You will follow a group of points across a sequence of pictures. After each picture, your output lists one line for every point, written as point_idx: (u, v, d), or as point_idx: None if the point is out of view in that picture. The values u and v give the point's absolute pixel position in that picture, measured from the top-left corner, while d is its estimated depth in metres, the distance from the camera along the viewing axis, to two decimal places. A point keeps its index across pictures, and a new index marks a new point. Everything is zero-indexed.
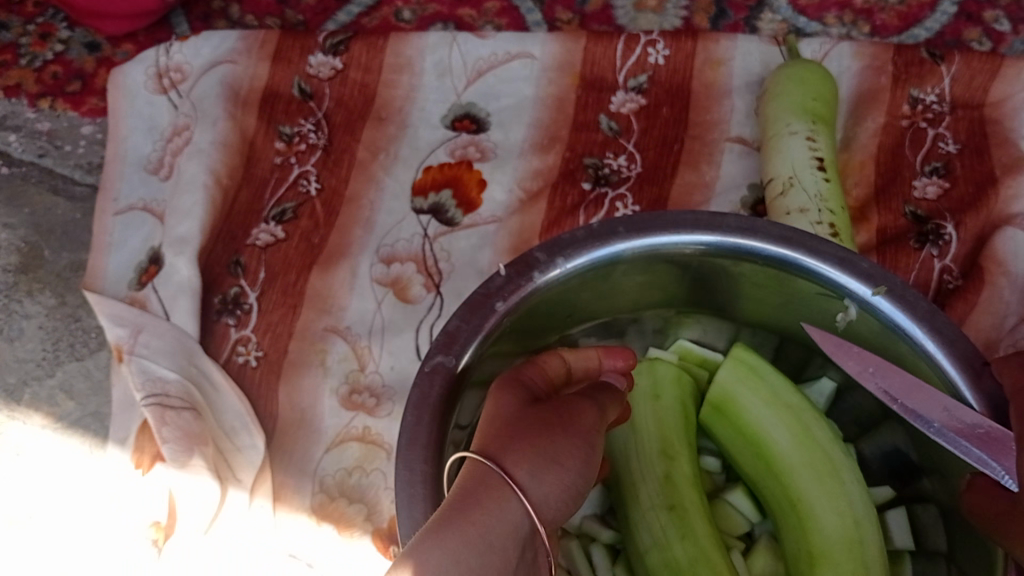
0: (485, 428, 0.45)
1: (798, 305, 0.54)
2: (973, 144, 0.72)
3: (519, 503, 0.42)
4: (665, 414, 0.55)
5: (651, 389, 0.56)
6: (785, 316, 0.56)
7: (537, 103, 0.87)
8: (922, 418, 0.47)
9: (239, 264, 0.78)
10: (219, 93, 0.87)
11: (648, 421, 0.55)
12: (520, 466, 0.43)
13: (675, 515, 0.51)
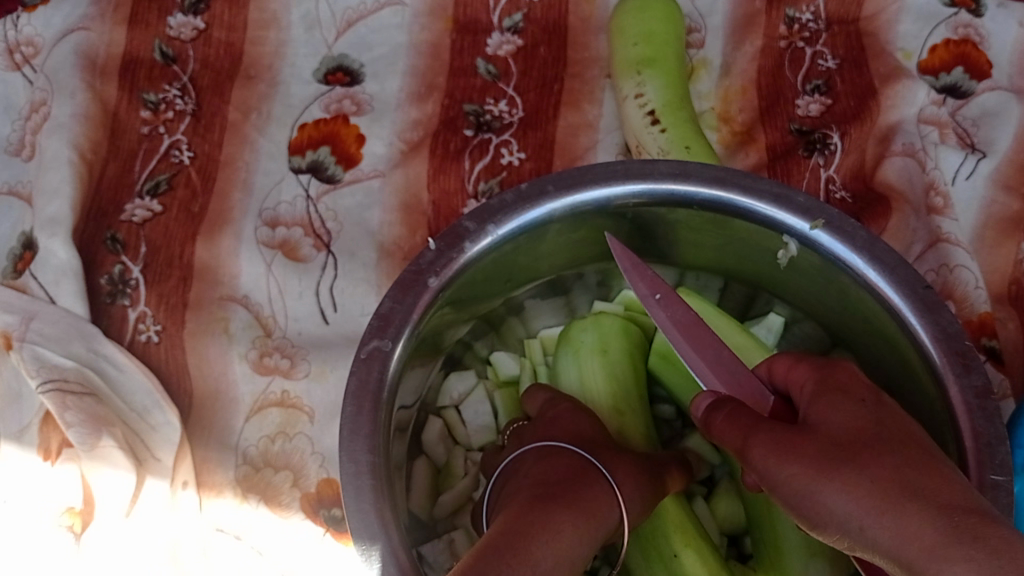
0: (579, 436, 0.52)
1: (737, 247, 0.57)
2: (851, 58, 0.75)
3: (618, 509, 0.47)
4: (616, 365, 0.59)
5: (599, 343, 0.59)
6: (726, 258, 0.59)
7: (410, 50, 0.82)
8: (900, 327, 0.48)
9: (116, 240, 0.74)
10: (74, 63, 0.81)
11: (601, 373, 0.58)
12: (624, 477, 0.49)
13: None
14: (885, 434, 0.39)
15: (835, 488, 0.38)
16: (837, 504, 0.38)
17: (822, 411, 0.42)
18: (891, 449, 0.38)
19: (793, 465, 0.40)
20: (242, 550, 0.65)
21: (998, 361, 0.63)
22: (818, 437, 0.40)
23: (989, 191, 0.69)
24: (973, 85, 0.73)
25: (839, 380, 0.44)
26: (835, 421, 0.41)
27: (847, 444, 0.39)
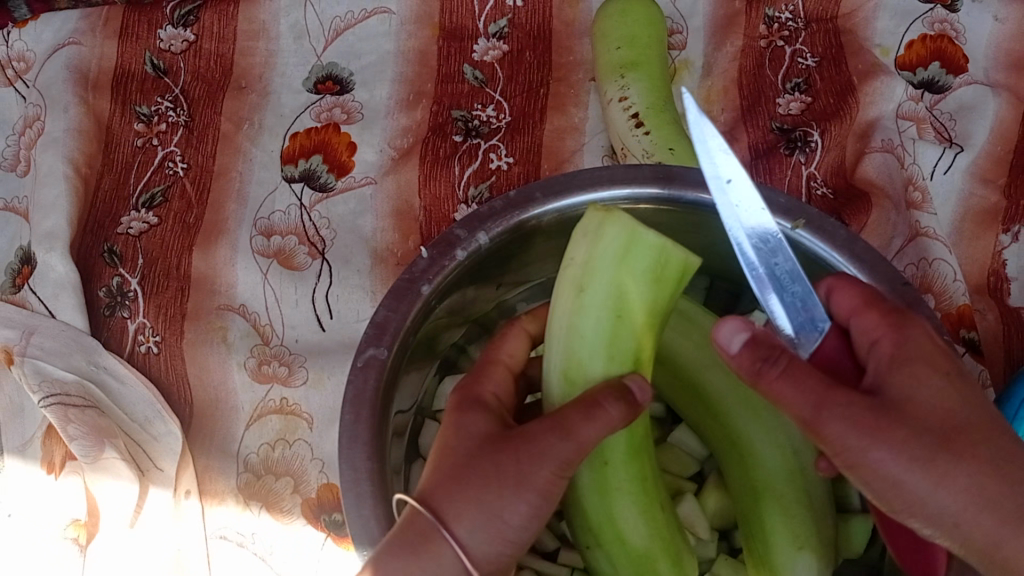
0: (440, 465, 0.44)
1: (722, 247, 0.58)
2: (830, 56, 0.76)
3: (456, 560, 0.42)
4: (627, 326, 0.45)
5: (612, 294, 0.45)
6: (710, 257, 0.60)
7: (398, 58, 0.83)
8: None
9: (114, 253, 0.75)
10: (66, 77, 0.82)
11: (597, 336, 0.45)
12: (460, 521, 0.42)
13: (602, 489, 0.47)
14: (974, 422, 0.40)
15: (925, 476, 0.39)
16: (939, 500, 0.39)
17: (902, 384, 0.40)
18: (983, 441, 0.40)
19: (886, 447, 0.39)
20: (245, 557, 0.65)
21: (978, 353, 0.64)
22: (909, 425, 0.39)
23: (968, 183, 0.70)
24: (951, 79, 0.74)
25: (914, 349, 0.42)
26: (925, 405, 0.40)
27: (945, 434, 0.39)
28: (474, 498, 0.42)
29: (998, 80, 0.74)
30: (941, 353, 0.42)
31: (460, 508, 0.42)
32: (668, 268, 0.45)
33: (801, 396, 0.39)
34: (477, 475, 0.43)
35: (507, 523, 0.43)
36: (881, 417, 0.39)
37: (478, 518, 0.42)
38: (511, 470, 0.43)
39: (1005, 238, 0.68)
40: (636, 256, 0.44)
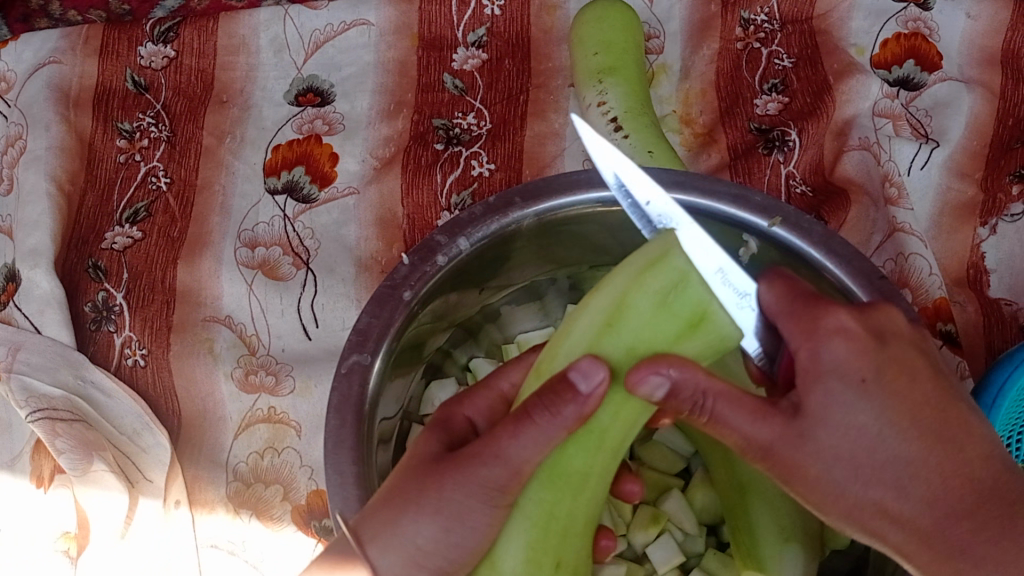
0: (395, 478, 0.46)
1: None
2: (805, 56, 0.77)
3: None
4: (610, 340, 0.42)
5: (613, 303, 0.42)
6: None
7: (379, 69, 0.84)
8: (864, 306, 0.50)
9: (99, 268, 0.75)
10: (47, 96, 0.82)
11: (584, 340, 0.43)
12: (372, 542, 0.44)
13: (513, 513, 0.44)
14: (890, 438, 0.41)
15: (843, 490, 0.42)
16: (861, 510, 0.43)
17: (818, 404, 0.41)
18: (894, 455, 0.42)
19: (808, 468, 0.42)
20: (236, 565, 0.66)
21: (956, 345, 0.65)
22: (824, 450, 0.42)
23: (943, 178, 0.72)
24: (925, 76, 0.75)
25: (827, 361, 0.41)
26: (837, 426, 0.41)
27: (864, 457, 0.42)
28: (392, 523, 0.44)
29: (973, 76, 0.75)
30: (856, 350, 0.41)
31: (376, 532, 0.44)
32: (679, 301, 0.42)
33: (742, 425, 0.42)
34: (410, 496, 0.44)
35: (423, 548, 0.44)
36: (796, 448, 0.42)
37: (395, 545, 0.44)
38: (431, 498, 0.43)
39: (981, 230, 0.70)
40: (654, 274, 0.42)
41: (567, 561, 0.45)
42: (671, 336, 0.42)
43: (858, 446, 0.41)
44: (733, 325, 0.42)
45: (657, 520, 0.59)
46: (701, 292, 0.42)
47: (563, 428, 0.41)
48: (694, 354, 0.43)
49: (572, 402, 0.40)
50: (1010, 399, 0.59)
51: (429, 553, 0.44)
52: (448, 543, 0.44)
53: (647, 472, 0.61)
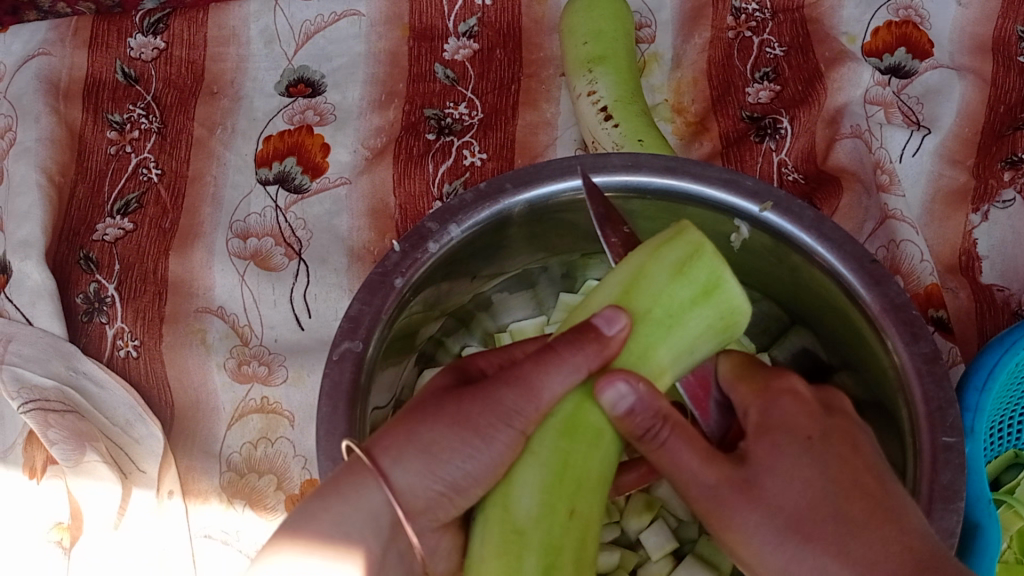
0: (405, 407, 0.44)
1: None
2: (797, 45, 0.77)
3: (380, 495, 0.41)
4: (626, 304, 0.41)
5: (629, 275, 0.42)
6: None
7: (370, 59, 0.84)
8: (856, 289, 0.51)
9: (90, 259, 0.75)
10: (37, 88, 0.82)
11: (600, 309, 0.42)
12: (390, 452, 0.41)
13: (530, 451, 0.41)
14: (832, 492, 0.39)
15: (780, 545, 0.39)
16: (798, 567, 0.39)
17: (765, 455, 0.41)
18: (836, 510, 0.39)
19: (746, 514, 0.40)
20: (230, 555, 0.66)
21: (947, 330, 0.65)
22: (765, 498, 0.40)
23: (935, 165, 0.72)
24: (916, 64, 0.75)
25: (778, 416, 0.42)
26: (780, 476, 0.40)
27: (805, 510, 0.39)
28: (409, 431, 0.41)
29: (963, 64, 0.75)
30: (805, 415, 0.42)
31: (394, 441, 0.41)
32: (694, 269, 0.42)
33: (690, 463, 0.41)
34: (425, 410, 0.42)
35: (439, 455, 0.41)
36: (742, 488, 0.40)
37: (414, 452, 0.41)
38: (450, 410, 0.42)
39: (973, 217, 0.70)
40: (670, 246, 0.42)
41: (586, 523, 0.39)
42: (688, 303, 0.42)
43: (796, 499, 0.39)
44: (744, 298, 0.43)
45: (652, 508, 0.59)
46: (716, 262, 0.42)
47: (584, 365, 0.40)
48: (704, 328, 0.42)
49: (594, 339, 0.40)
50: (998, 382, 0.58)
51: (445, 464, 0.41)
52: (464, 456, 0.41)
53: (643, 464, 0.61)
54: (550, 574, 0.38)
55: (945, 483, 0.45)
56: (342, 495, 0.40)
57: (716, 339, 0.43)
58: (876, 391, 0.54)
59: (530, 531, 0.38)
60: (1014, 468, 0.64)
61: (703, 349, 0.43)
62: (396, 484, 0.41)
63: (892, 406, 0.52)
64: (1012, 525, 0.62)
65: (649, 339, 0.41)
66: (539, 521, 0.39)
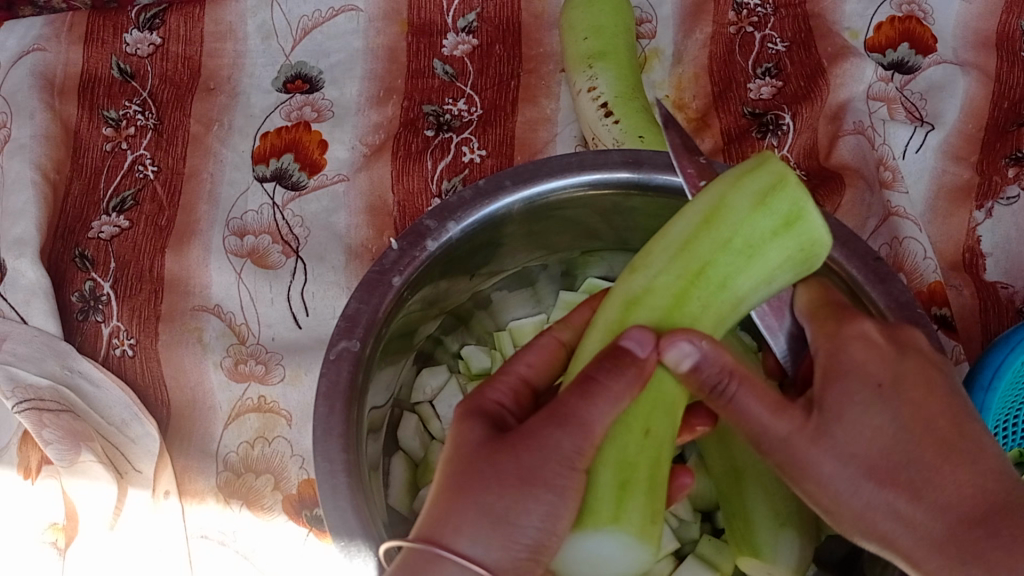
0: (452, 462, 0.39)
1: None
2: (799, 40, 0.76)
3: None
4: (709, 233, 0.41)
5: (710, 204, 0.42)
6: None
7: (368, 55, 0.83)
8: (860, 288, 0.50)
9: (85, 257, 0.74)
10: (32, 84, 0.81)
11: (679, 239, 0.42)
12: (459, 532, 0.37)
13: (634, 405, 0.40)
14: (906, 444, 0.39)
15: (853, 491, 0.39)
16: (870, 511, 0.39)
17: (838, 400, 0.40)
18: (912, 462, 0.39)
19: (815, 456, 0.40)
20: (226, 555, 0.65)
21: (951, 329, 0.65)
22: (838, 447, 0.39)
23: (938, 162, 0.71)
24: (920, 60, 0.75)
25: (848, 356, 0.41)
26: (855, 423, 0.39)
27: (884, 458, 0.39)
28: (476, 501, 0.37)
29: (967, 60, 0.74)
30: (878, 356, 0.41)
31: (462, 514, 0.37)
32: (777, 199, 0.42)
33: (761, 415, 0.40)
34: (483, 471, 0.38)
35: (512, 520, 0.37)
36: (813, 438, 0.40)
37: (480, 522, 0.37)
38: (511, 469, 0.38)
39: (977, 214, 0.69)
40: (753, 175, 0.42)
41: (661, 446, 0.40)
42: (768, 233, 0.41)
43: (876, 443, 0.39)
44: (824, 229, 0.42)
45: None
46: (799, 192, 0.42)
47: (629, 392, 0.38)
48: (784, 259, 0.42)
49: (632, 364, 0.38)
50: (1005, 381, 0.58)
51: (522, 528, 0.37)
52: (542, 515, 0.38)
53: None
54: (624, 488, 0.39)
55: None
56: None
57: (795, 270, 0.43)
58: None
59: (606, 449, 0.39)
60: None
61: (781, 279, 0.43)
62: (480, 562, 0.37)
63: None
64: None
65: (728, 271, 0.41)
66: (615, 436, 0.39)
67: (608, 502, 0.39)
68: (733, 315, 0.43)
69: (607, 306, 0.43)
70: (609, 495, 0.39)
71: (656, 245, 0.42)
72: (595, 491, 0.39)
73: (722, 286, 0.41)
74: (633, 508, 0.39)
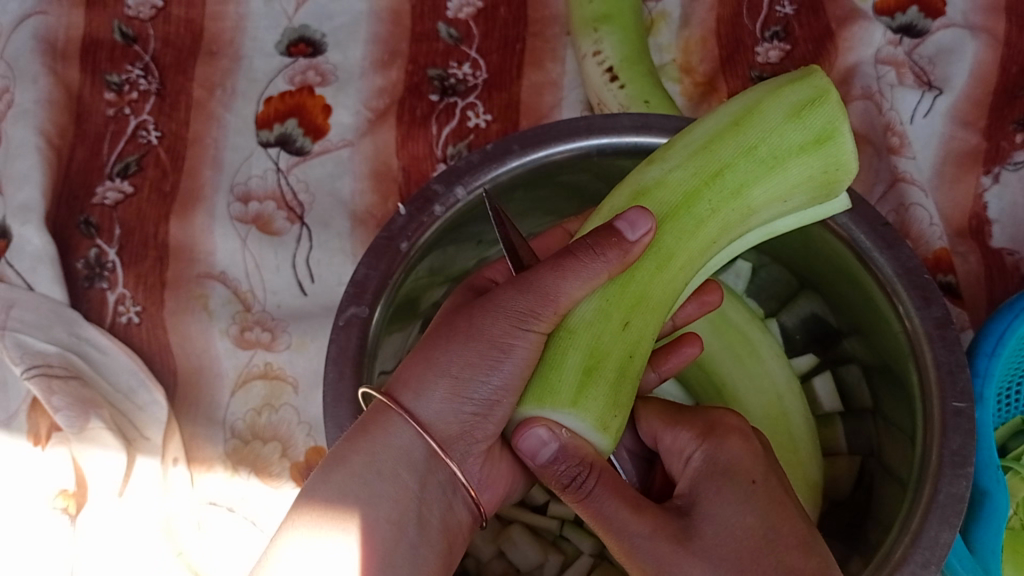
0: (428, 333, 0.46)
1: None
2: (808, 3, 0.75)
3: (408, 427, 0.43)
4: (735, 137, 0.42)
5: (744, 108, 0.43)
6: None
7: (371, 18, 0.81)
8: (865, 251, 0.51)
9: (90, 224, 0.74)
10: (33, 48, 0.79)
11: (703, 138, 0.42)
12: (408, 386, 0.44)
13: (617, 285, 0.42)
14: (773, 540, 0.40)
15: None
16: None
17: (708, 504, 0.42)
18: (773, 557, 0.40)
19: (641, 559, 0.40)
20: (235, 521, 0.66)
21: (956, 295, 0.67)
22: (704, 548, 0.40)
23: (947, 127, 0.71)
24: (929, 23, 0.74)
25: (723, 459, 0.44)
26: (723, 524, 0.41)
27: (737, 552, 0.40)
28: (429, 359, 0.44)
29: (978, 23, 0.73)
30: (754, 459, 0.44)
31: (415, 373, 0.44)
32: (812, 114, 0.42)
33: (619, 516, 0.41)
34: (440, 335, 0.44)
35: (460, 376, 0.43)
36: (679, 542, 0.40)
37: (423, 375, 0.43)
38: (463, 327, 0.44)
39: (984, 179, 0.69)
40: (795, 87, 0.42)
41: (638, 341, 0.42)
42: (795, 147, 0.42)
43: (739, 538, 0.40)
44: (852, 156, 0.43)
45: None
46: (836, 112, 0.42)
47: (602, 272, 0.41)
48: (806, 176, 0.43)
49: (617, 246, 0.40)
50: (1008, 348, 0.58)
51: (471, 384, 0.43)
52: (486, 369, 0.42)
53: None
54: (588, 375, 0.41)
55: (954, 450, 0.45)
56: (369, 436, 0.43)
57: (815, 192, 0.44)
58: (885, 355, 0.54)
59: (580, 332, 0.42)
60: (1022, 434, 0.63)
61: (797, 199, 0.44)
62: (421, 417, 0.43)
63: (900, 368, 0.51)
64: (1018, 492, 0.62)
65: (746, 178, 0.42)
66: (592, 323, 0.41)
67: (569, 385, 0.41)
68: (742, 225, 0.43)
69: (617, 193, 0.44)
70: (573, 378, 0.41)
71: (680, 139, 0.43)
72: (560, 370, 0.41)
73: (738, 193, 0.42)
74: (594, 394, 0.41)
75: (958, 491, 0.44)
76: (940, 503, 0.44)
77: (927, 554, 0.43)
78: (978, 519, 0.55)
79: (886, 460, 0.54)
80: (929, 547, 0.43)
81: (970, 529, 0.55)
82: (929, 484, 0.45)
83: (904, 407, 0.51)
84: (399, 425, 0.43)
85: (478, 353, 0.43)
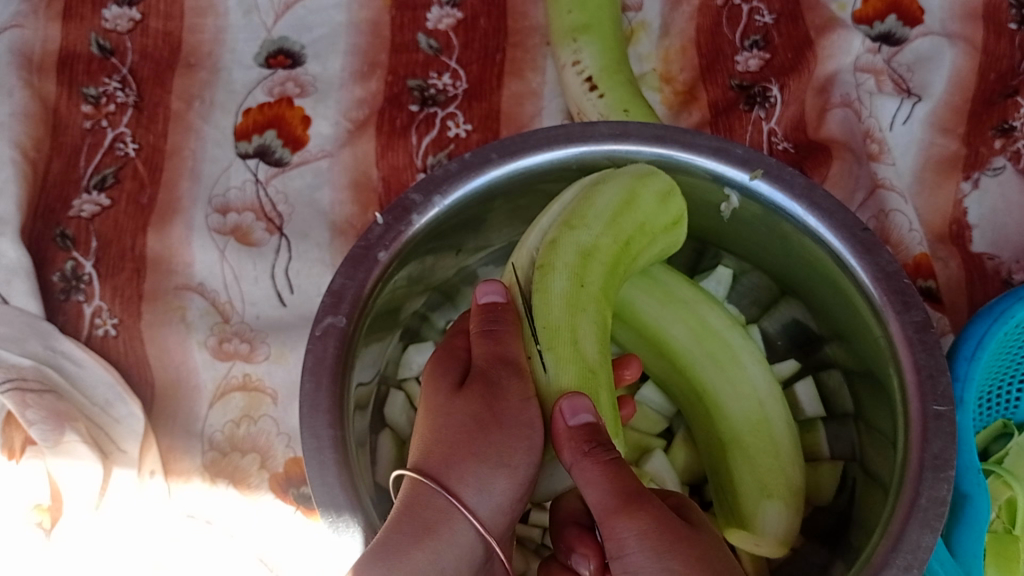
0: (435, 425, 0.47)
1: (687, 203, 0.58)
2: (787, 12, 0.75)
3: (467, 526, 0.44)
4: (632, 213, 0.51)
5: (625, 192, 0.52)
6: None
7: (351, 29, 0.81)
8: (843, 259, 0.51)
9: (66, 236, 0.73)
10: (9, 60, 0.77)
11: (607, 211, 0.51)
12: (464, 483, 0.45)
13: (601, 329, 0.48)
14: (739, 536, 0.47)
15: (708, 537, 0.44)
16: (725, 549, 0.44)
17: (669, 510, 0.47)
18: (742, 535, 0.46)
19: (629, 527, 0.42)
20: (212, 537, 0.65)
21: (936, 300, 0.67)
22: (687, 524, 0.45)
23: (926, 133, 0.71)
24: (907, 31, 0.74)
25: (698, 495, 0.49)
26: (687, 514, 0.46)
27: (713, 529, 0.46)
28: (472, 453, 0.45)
29: (955, 31, 0.73)
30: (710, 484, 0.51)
31: (465, 468, 0.45)
32: (672, 201, 0.53)
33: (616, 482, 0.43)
34: (472, 437, 0.45)
35: (509, 464, 0.45)
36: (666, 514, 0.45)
37: (481, 470, 0.45)
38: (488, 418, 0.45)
39: (964, 185, 0.70)
40: (654, 177, 0.53)
41: None
42: (663, 225, 0.53)
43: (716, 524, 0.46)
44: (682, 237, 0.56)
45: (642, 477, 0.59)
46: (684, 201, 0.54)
47: (590, 321, 0.47)
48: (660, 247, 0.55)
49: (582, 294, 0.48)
50: (987, 351, 0.58)
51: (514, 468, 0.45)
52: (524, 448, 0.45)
53: (629, 433, 0.63)
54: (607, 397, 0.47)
55: (935, 453, 0.45)
56: (433, 535, 0.44)
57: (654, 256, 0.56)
58: (867, 360, 0.53)
59: (598, 371, 0.46)
60: (1003, 438, 0.64)
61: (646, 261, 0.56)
62: (476, 511, 0.45)
63: (880, 372, 0.51)
64: (999, 496, 0.61)
65: (637, 248, 0.52)
66: (603, 361, 0.47)
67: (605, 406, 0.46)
68: (623, 283, 0.53)
69: (551, 259, 0.48)
70: (607, 404, 0.46)
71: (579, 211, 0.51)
72: (598, 400, 0.45)
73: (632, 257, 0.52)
74: None
75: (940, 494, 0.44)
76: (921, 506, 0.43)
77: (909, 557, 0.43)
78: (958, 523, 0.55)
79: (869, 466, 0.53)
80: (911, 551, 0.43)
81: (951, 534, 0.55)
82: (909, 487, 0.44)
83: (886, 410, 0.51)
84: (458, 522, 0.44)
85: (518, 439, 0.45)
